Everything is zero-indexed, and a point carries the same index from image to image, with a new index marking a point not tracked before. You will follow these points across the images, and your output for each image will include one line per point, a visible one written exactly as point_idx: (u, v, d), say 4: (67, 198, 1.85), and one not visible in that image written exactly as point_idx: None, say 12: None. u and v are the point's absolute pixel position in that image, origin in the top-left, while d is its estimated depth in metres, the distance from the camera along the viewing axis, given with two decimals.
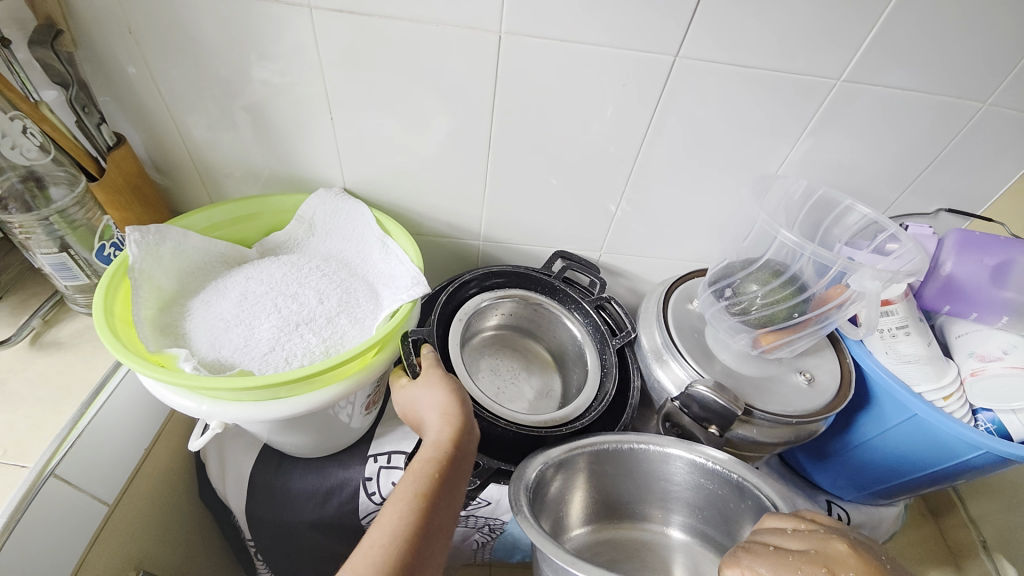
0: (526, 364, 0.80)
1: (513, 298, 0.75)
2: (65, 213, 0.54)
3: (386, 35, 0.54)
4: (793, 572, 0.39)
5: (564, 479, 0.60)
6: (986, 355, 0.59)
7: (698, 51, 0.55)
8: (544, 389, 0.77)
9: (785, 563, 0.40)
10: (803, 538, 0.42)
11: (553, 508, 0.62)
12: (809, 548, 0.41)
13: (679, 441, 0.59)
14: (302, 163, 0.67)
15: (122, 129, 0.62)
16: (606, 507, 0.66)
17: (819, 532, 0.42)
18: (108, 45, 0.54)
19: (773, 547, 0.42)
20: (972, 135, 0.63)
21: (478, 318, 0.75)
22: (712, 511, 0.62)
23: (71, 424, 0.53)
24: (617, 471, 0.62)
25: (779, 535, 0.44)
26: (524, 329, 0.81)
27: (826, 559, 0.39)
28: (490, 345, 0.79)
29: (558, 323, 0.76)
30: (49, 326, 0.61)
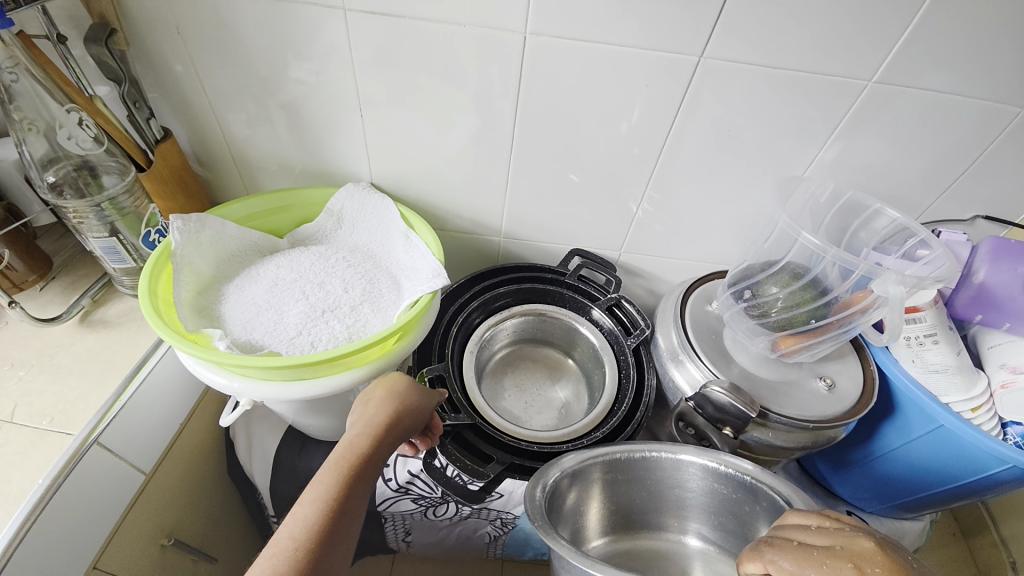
0: (550, 374, 0.81)
1: (520, 316, 0.76)
2: (116, 201, 0.58)
3: (415, 35, 0.56)
4: (818, 566, 0.38)
5: (579, 489, 0.61)
6: (1018, 367, 0.57)
7: (723, 51, 0.55)
8: (570, 396, 0.78)
9: (808, 558, 0.39)
10: (827, 534, 0.41)
11: (571, 518, 0.62)
12: (835, 544, 0.40)
13: (689, 445, 0.57)
14: (331, 158, 0.70)
15: (169, 123, 0.66)
16: (622, 518, 0.66)
17: (846, 530, 0.41)
18: (159, 44, 0.58)
19: (797, 543, 0.41)
20: (1013, 140, 0.60)
21: (494, 338, 0.76)
22: (729, 520, 0.61)
23: (113, 398, 0.56)
24: (631, 482, 0.62)
25: (804, 531, 0.43)
26: (541, 339, 0.82)
27: (853, 555, 0.38)
28: (510, 361, 0.81)
29: (573, 329, 0.76)
30: (97, 306, 0.65)
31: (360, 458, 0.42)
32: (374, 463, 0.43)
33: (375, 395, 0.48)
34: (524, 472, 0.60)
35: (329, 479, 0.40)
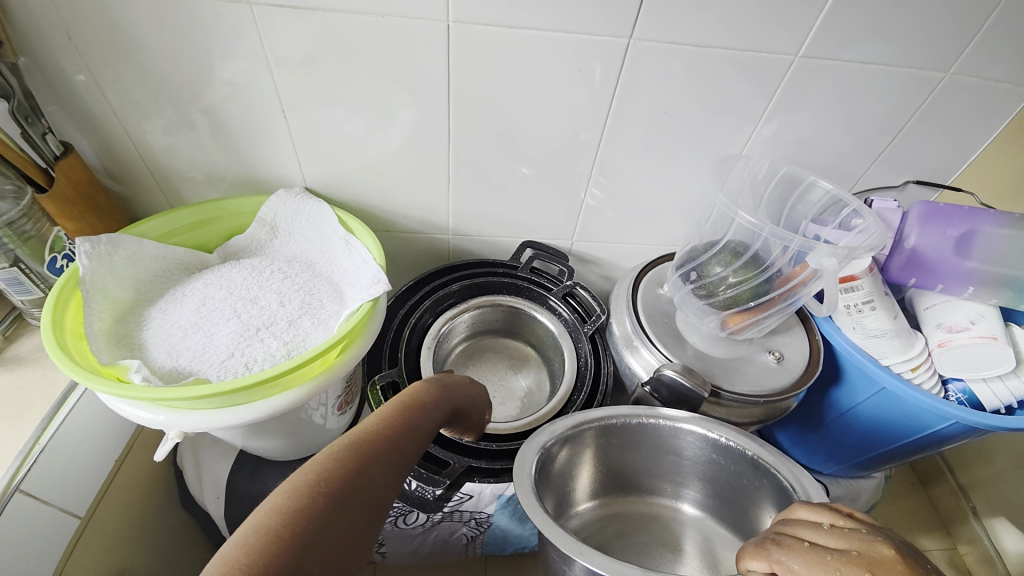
0: (512, 364, 0.80)
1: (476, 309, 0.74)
2: (13, 225, 0.53)
3: (333, 29, 0.53)
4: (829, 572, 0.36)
5: (569, 457, 0.60)
6: (953, 326, 0.59)
7: (652, 33, 0.55)
8: (534, 382, 0.78)
9: (819, 561, 0.36)
10: (841, 536, 0.38)
11: (560, 483, 0.61)
12: (850, 549, 0.37)
13: (692, 416, 0.57)
14: (260, 164, 0.65)
15: (72, 138, 0.60)
16: (613, 482, 0.66)
17: (862, 532, 0.38)
18: (49, 53, 0.53)
19: (809, 543, 0.39)
20: (936, 106, 0.62)
21: (448, 337, 0.74)
22: (722, 485, 0.61)
23: (33, 440, 0.52)
24: (626, 446, 0.62)
25: (814, 531, 0.40)
26: (500, 331, 0.80)
27: (870, 563, 0.35)
28: (470, 355, 0.80)
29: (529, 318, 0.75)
30: (9, 342, 0.60)
31: (439, 394, 0.45)
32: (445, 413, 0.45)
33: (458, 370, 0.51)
34: (482, 474, 0.58)
35: (416, 400, 0.42)
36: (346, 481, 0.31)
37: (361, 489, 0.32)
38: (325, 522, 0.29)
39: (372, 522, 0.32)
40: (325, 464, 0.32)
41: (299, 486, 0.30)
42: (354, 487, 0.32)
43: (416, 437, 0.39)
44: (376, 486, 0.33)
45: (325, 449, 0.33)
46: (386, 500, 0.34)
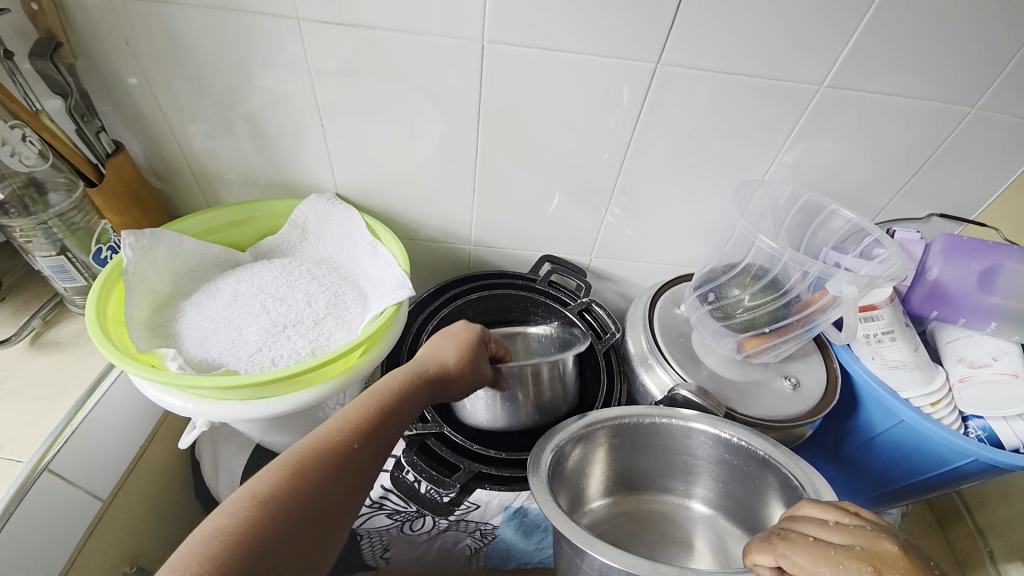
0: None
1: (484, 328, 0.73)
2: (64, 217, 0.56)
3: (374, 45, 0.56)
4: (835, 566, 0.37)
5: (583, 452, 0.60)
6: (975, 361, 0.58)
7: (679, 58, 0.56)
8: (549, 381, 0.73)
9: (825, 556, 0.38)
10: (846, 532, 0.39)
11: (573, 481, 0.61)
12: (854, 544, 0.38)
13: (704, 414, 0.57)
14: (295, 169, 0.68)
15: (122, 137, 0.64)
16: (626, 482, 0.66)
17: (866, 528, 0.39)
18: (109, 57, 0.57)
19: (813, 538, 0.40)
20: (961, 140, 0.62)
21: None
22: (736, 487, 0.61)
23: (65, 422, 0.54)
24: (639, 445, 0.62)
25: (819, 526, 0.41)
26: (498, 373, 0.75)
27: (873, 558, 0.37)
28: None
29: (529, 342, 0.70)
30: (48, 327, 0.63)
31: (410, 385, 0.47)
32: (418, 394, 0.48)
33: (439, 338, 0.54)
34: (492, 482, 0.59)
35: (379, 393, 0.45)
36: (287, 493, 0.35)
37: (313, 497, 0.36)
38: (273, 533, 0.33)
39: (318, 528, 0.36)
40: (272, 475, 0.36)
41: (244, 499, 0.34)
42: (307, 501, 0.36)
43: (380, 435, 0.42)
44: (323, 492, 0.37)
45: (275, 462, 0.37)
46: (337, 503, 0.37)
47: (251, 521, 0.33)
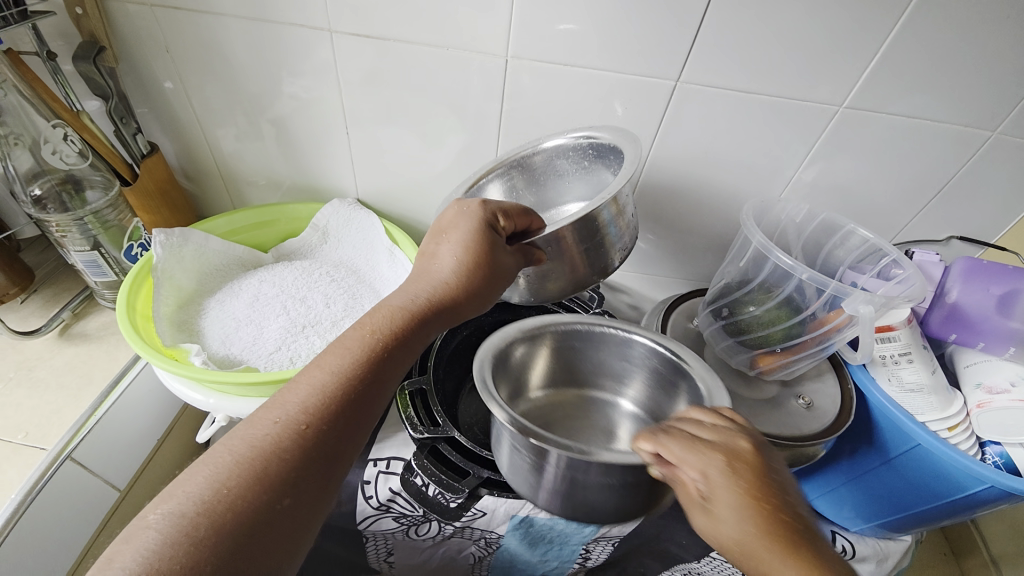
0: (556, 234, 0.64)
1: (503, 167, 0.62)
2: (99, 214, 0.58)
3: (400, 56, 0.58)
4: (700, 458, 0.38)
5: (529, 345, 0.61)
6: (994, 387, 0.57)
7: (698, 76, 0.57)
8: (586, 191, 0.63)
9: (696, 448, 0.39)
10: (716, 431, 0.40)
11: (515, 374, 0.62)
12: (720, 440, 0.39)
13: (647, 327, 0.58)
14: (318, 174, 0.70)
15: (157, 138, 0.67)
16: (566, 377, 0.66)
17: (734, 429, 0.41)
18: (148, 63, 0.59)
19: (689, 433, 0.41)
20: (982, 164, 0.62)
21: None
22: (660, 396, 0.61)
23: (90, 412, 0.56)
24: (586, 347, 0.63)
25: (695, 425, 0.42)
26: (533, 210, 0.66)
27: (729, 452, 0.38)
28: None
29: (558, 157, 0.62)
30: (77, 319, 0.65)
31: (387, 334, 0.40)
32: (401, 334, 0.41)
33: (432, 245, 0.46)
34: (501, 488, 0.59)
35: (345, 350, 0.39)
36: (228, 500, 0.31)
37: (259, 500, 0.32)
38: (215, 546, 0.29)
39: (273, 531, 0.32)
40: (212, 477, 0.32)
41: (178, 510, 0.30)
42: (253, 506, 0.31)
43: (344, 409, 0.37)
44: (271, 492, 0.32)
45: (216, 459, 0.33)
46: (293, 499, 0.33)
47: (180, 538, 0.29)
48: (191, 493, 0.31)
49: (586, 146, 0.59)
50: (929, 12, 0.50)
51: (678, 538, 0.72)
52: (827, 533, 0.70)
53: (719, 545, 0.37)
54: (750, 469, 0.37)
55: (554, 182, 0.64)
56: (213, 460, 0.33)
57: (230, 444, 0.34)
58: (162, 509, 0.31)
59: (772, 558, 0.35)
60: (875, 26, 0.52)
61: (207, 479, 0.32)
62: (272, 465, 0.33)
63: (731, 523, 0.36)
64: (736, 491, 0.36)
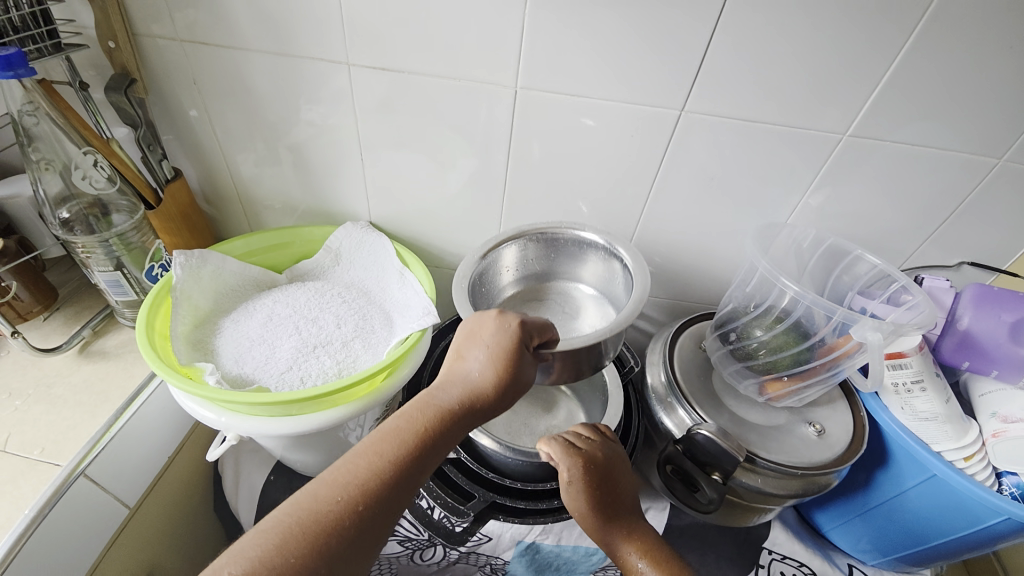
0: (559, 306, 0.72)
1: (530, 238, 0.68)
2: (123, 236, 0.61)
3: (414, 86, 0.60)
4: (576, 462, 0.49)
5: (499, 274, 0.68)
6: (1009, 416, 0.56)
7: (702, 106, 0.59)
8: (600, 279, 0.71)
9: (576, 455, 0.50)
10: (592, 443, 0.52)
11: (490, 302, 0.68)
12: (593, 451, 0.51)
13: (596, 297, 0.72)
14: (333, 198, 0.73)
15: (180, 163, 0.69)
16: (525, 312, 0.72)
17: (603, 444, 0.53)
18: (176, 93, 0.62)
19: (575, 443, 0.52)
20: (989, 190, 0.62)
21: (493, 271, 0.67)
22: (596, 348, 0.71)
23: (104, 429, 0.57)
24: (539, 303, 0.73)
25: (578, 436, 0.53)
26: (544, 271, 0.73)
27: (594, 461, 0.50)
28: (521, 299, 0.72)
29: (585, 245, 0.69)
30: (97, 337, 0.67)
31: (439, 418, 0.40)
32: (450, 427, 0.40)
33: (474, 342, 0.44)
34: (507, 513, 0.59)
35: (406, 436, 0.39)
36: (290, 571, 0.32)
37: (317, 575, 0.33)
38: None
39: None
40: (276, 548, 0.33)
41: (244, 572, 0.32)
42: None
43: (400, 496, 0.37)
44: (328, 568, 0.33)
45: (281, 528, 0.34)
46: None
47: None
48: (258, 559, 0.32)
49: (610, 252, 0.66)
50: (929, 42, 0.51)
51: None
52: (843, 567, 0.68)
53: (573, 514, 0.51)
54: (595, 464, 0.51)
55: (568, 257, 0.71)
56: (274, 525, 0.34)
57: (291, 511, 0.35)
58: (234, 568, 0.32)
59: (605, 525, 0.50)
60: (878, 56, 0.53)
61: (273, 545, 0.33)
62: (331, 541, 0.34)
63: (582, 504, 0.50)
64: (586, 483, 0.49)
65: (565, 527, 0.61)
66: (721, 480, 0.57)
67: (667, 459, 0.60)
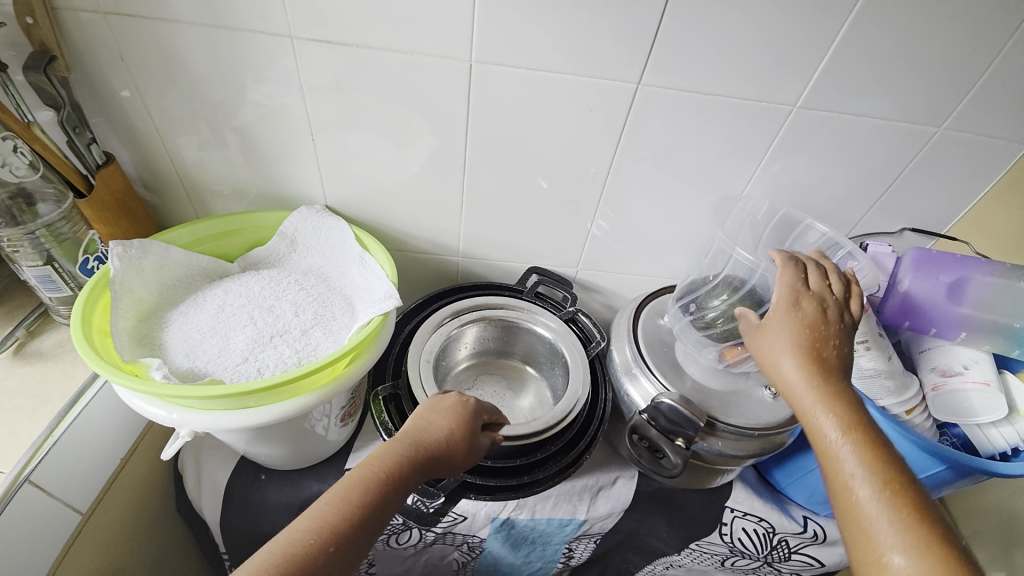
0: (508, 381, 0.81)
1: (488, 321, 0.76)
2: (52, 227, 0.57)
3: (362, 61, 0.57)
4: (789, 288, 0.49)
5: (456, 338, 0.75)
6: (948, 370, 0.60)
7: (658, 79, 0.59)
8: (544, 363, 0.79)
9: (795, 290, 0.49)
10: (821, 286, 0.50)
11: (444, 360, 0.75)
12: (816, 289, 0.49)
13: (539, 376, 0.81)
14: (286, 183, 0.69)
15: (113, 149, 0.65)
16: (476, 374, 0.81)
17: (831, 290, 0.49)
18: (102, 72, 0.57)
19: (802, 275, 0.50)
20: (929, 157, 0.65)
21: (452, 346, 0.75)
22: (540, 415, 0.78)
23: (46, 433, 0.53)
24: (485, 373, 0.82)
25: (815, 274, 0.51)
26: (500, 348, 0.81)
27: (815, 301, 0.48)
28: (471, 373, 0.81)
29: (536, 334, 0.77)
30: (32, 337, 0.62)
31: (404, 461, 0.46)
32: (410, 477, 0.46)
33: (432, 409, 0.52)
34: (476, 491, 0.59)
35: (374, 482, 0.44)
36: None
37: None
38: None
39: None
40: None
41: None
42: None
43: (367, 537, 0.41)
44: None
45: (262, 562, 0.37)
46: None
47: None
48: None
49: (555, 347, 0.75)
50: (875, 12, 0.53)
51: (657, 533, 0.73)
52: (799, 520, 0.71)
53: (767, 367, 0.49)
54: (818, 324, 0.47)
55: (525, 343, 0.79)
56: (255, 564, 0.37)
57: (271, 548, 0.38)
58: None
59: (804, 387, 0.45)
60: (826, 27, 0.54)
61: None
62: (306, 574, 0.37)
63: (783, 362, 0.47)
64: (792, 333, 0.47)
65: (538, 501, 0.66)
66: (685, 446, 0.58)
67: (634, 429, 0.61)
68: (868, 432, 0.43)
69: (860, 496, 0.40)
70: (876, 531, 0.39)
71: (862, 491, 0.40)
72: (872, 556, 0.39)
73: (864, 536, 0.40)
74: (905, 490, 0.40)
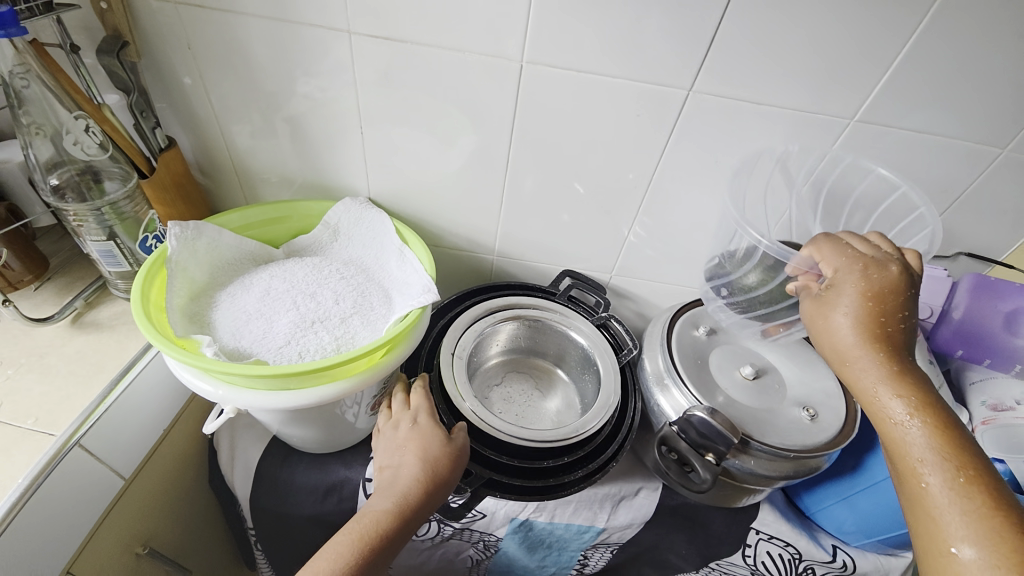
0: (536, 382, 0.81)
1: (522, 321, 0.76)
2: (116, 205, 0.59)
3: (414, 57, 0.58)
4: (842, 254, 0.48)
5: (491, 334, 0.75)
6: (999, 405, 0.58)
7: (710, 86, 0.58)
8: (575, 370, 0.79)
9: (848, 255, 0.48)
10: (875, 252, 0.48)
11: (478, 354, 0.76)
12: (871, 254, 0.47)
13: (567, 381, 0.81)
14: (332, 174, 0.71)
15: (174, 133, 0.68)
16: (506, 371, 0.81)
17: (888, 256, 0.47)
18: (168, 59, 0.60)
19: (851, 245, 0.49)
20: (993, 180, 0.62)
21: (486, 342, 0.76)
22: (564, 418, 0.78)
23: (98, 400, 0.56)
24: (515, 370, 0.82)
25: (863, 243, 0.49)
26: (531, 348, 0.82)
27: (870, 264, 0.46)
28: (501, 370, 0.81)
29: (569, 339, 0.76)
30: (90, 308, 0.66)
31: (377, 521, 0.48)
32: (386, 532, 0.48)
33: (396, 454, 0.54)
34: (503, 491, 0.59)
35: (346, 548, 0.46)
36: None
37: None
38: None
39: None
40: None
41: None
42: None
43: None
44: None
45: None
46: None
47: None
48: None
49: (589, 355, 0.74)
50: (943, 27, 0.51)
51: (676, 548, 0.72)
52: (827, 548, 0.69)
53: (829, 350, 0.47)
54: (877, 286, 0.45)
55: (557, 345, 0.79)
56: None
57: None
58: None
59: (868, 368, 0.43)
60: (889, 40, 0.52)
61: None
62: None
63: (843, 335, 0.45)
64: (849, 298, 0.46)
65: (559, 505, 0.65)
66: (714, 462, 0.58)
67: (662, 440, 0.60)
68: (941, 415, 0.41)
69: (928, 483, 0.39)
70: (944, 517, 0.37)
71: (931, 477, 0.39)
72: (938, 547, 0.37)
73: (931, 524, 0.38)
74: (980, 478, 0.37)
